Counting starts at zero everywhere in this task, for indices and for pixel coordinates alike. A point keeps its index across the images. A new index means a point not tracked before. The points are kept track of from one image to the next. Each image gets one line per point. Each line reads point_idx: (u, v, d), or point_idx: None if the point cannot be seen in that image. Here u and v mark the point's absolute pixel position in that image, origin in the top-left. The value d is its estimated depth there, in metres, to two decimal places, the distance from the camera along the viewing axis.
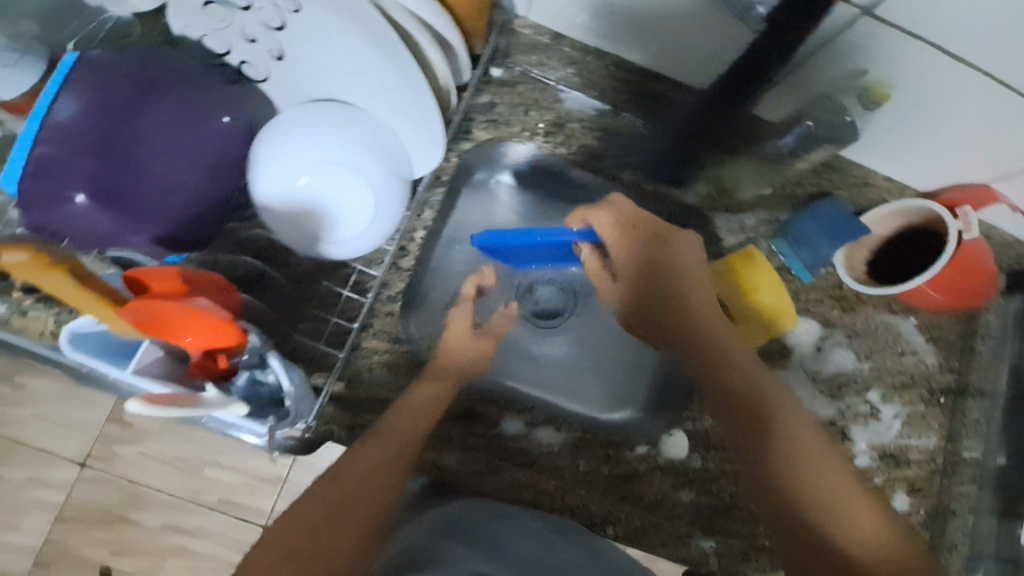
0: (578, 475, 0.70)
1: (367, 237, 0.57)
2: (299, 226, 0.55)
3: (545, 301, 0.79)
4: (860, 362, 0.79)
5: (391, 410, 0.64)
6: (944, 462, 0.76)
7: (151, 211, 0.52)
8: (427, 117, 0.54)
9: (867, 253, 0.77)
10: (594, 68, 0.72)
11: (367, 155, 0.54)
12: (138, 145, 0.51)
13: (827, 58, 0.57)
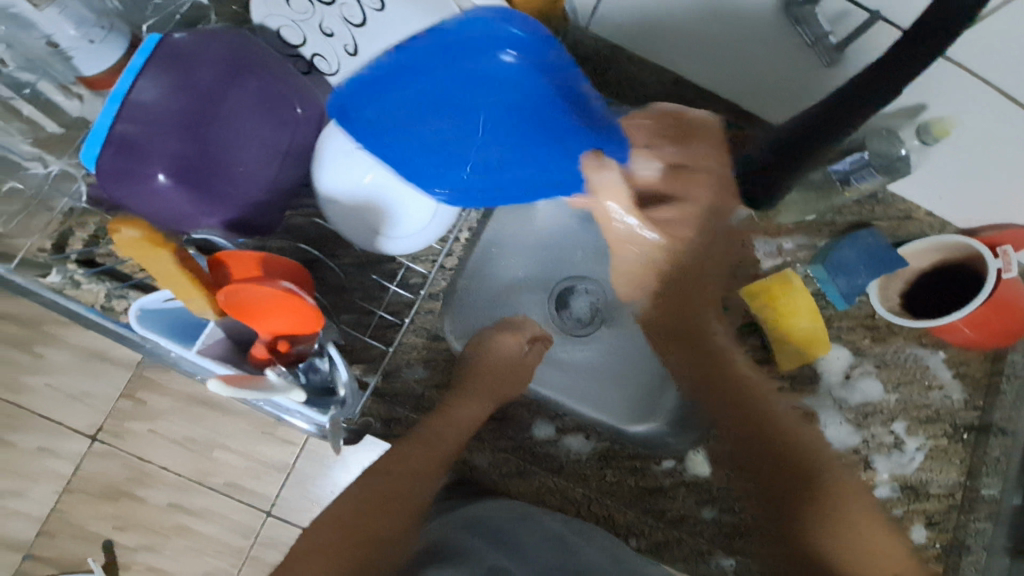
0: (606, 484, 0.70)
1: (423, 234, 0.60)
2: (361, 219, 0.58)
3: (580, 309, 0.82)
4: (887, 393, 0.79)
5: None
6: (963, 498, 0.78)
7: (222, 193, 0.54)
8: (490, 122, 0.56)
9: (903, 285, 0.79)
10: (650, 84, 0.71)
11: (429, 157, 0.57)
12: (213, 128, 0.53)
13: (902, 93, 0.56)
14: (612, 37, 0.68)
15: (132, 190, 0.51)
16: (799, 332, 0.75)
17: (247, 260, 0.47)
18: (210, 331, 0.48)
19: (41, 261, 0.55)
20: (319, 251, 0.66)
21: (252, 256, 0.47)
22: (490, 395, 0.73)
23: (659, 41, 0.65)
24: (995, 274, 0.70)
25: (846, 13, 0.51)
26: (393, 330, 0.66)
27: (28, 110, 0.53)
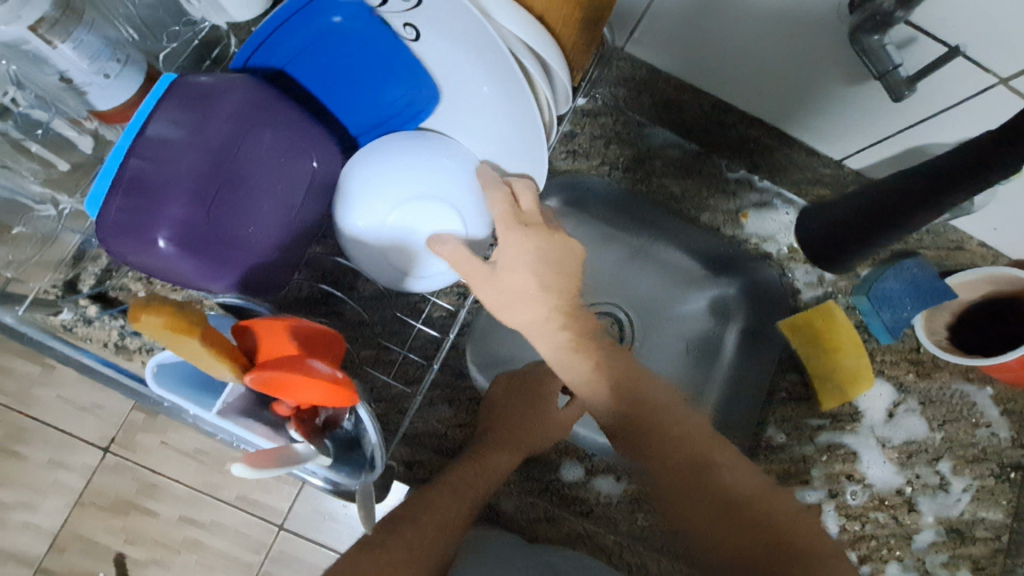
0: (639, 528, 0.67)
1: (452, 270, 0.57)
2: (387, 258, 0.55)
3: None
4: (932, 431, 0.75)
5: (463, 458, 0.61)
6: (1010, 541, 0.74)
7: (235, 254, 0.49)
8: (521, 148, 0.55)
9: (951, 318, 0.74)
10: (690, 105, 0.73)
11: (458, 187, 0.54)
12: (234, 183, 0.48)
13: (951, 118, 0.55)
14: (663, 64, 0.69)
15: (132, 248, 0.45)
16: (840, 367, 0.73)
17: (273, 327, 0.43)
18: (232, 389, 0.43)
19: (53, 299, 0.53)
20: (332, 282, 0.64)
21: (280, 322, 0.43)
22: (522, 441, 0.64)
23: (706, 64, 0.66)
24: None
25: (914, 41, 0.49)
26: (417, 368, 0.63)
27: (38, 148, 0.49)
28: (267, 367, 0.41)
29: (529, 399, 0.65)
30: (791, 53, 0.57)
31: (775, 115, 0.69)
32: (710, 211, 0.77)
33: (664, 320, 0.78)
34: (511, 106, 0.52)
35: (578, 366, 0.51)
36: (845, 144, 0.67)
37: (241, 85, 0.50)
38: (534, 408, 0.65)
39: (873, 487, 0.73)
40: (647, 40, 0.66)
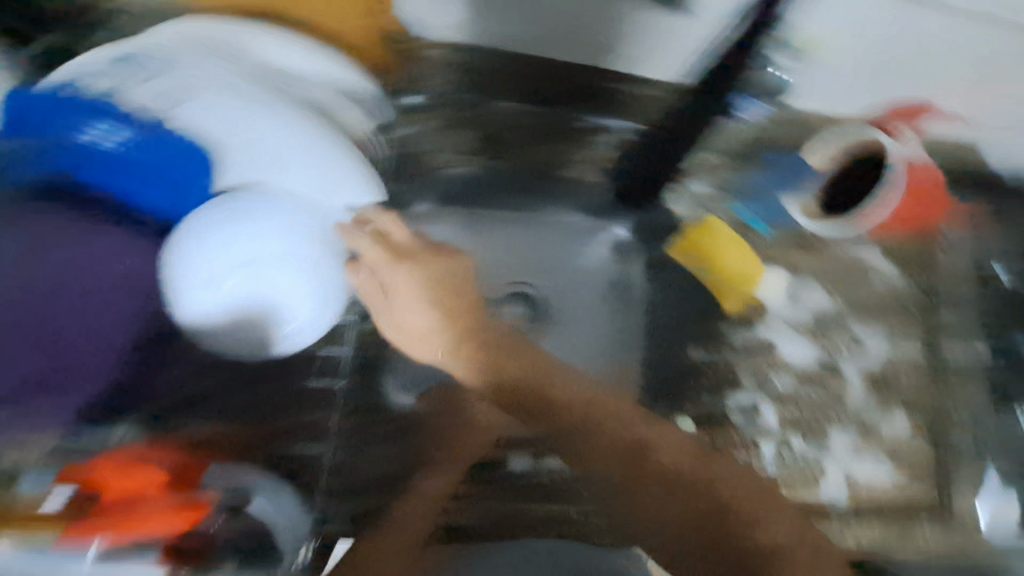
0: (599, 489, 0.70)
1: (317, 320, 0.59)
2: (241, 336, 0.56)
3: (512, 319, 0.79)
4: (832, 298, 0.80)
5: (400, 497, 0.67)
6: (937, 373, 0.78)
7: (34, 373, 0.49)
8: (342, 172, 0.61)
9: (825, 189, 0.76)
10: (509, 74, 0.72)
11: (293, 241, 0.57)
12: (41, 282, 0.49)
13: None
14: (483, 39, 0.69)
15: None
16: (730, 273, 0.79)
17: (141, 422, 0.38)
18: None
19: None
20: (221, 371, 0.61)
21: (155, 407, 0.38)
22: (449, 450, 0.70)
23: (517, 13, 0.67)
24: (896, 157, 0.70)
25: None
26: None
27: None
28: (111, 507, 0.50)
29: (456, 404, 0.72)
30: None
31: (598, 54, 0.70)
32: (574, 166, 0.79)
33: (572, 274, 0.82)
34: None
35: None
36: (670, 58, 0.69)
37: (16, 177, 0.51)
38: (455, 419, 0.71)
39: (795, 366, 0.77)
40: (451, 17, 0.67)
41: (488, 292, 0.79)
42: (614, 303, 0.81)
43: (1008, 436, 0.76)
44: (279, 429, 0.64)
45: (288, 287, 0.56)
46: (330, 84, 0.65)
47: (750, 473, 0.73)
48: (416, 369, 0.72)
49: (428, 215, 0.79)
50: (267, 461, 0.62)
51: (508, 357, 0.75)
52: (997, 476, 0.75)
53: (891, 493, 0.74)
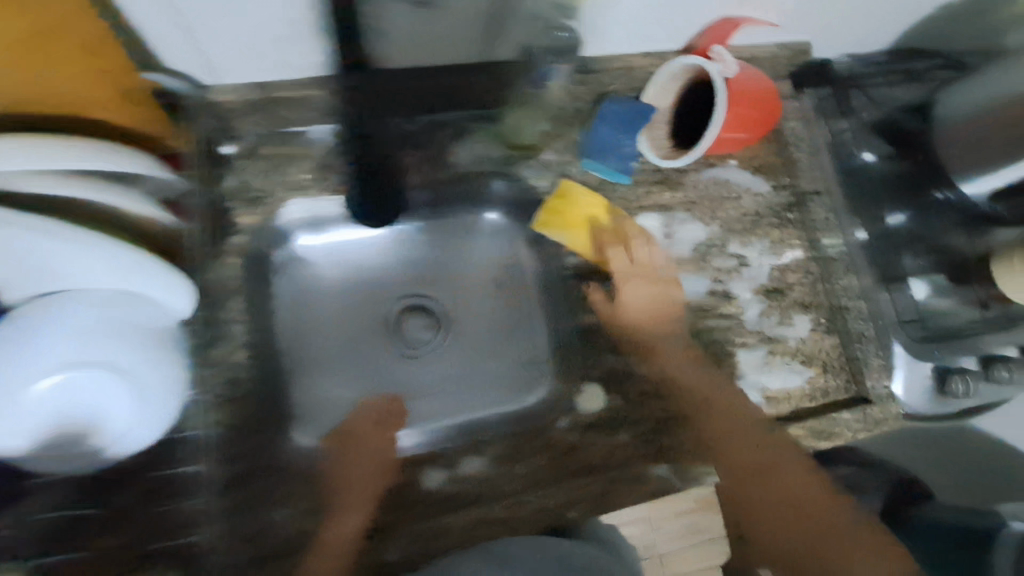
0: (521, 478, 0.67)
1: (145, 428, 0.52)
2: (61, 445, 0.50)
3: (416, 332, 0.82)
4: (709, 226, 0.80)
5: (311, 553, 0.60)
6: (819, 267, 0.82)
7: None
8: (152, 276, 0.50)
9: (668, 125, 0.78)
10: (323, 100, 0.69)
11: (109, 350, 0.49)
12: None
13: None
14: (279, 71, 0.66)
15: None
16: (607, 229, 0.78)
17: None
18: None
19: None
20: (88, 503, 0.52)
21: None
22: (357, 482, 0.68)
23: (291, 48, 0.63)
24: (720, 78, 0.69)
25: None
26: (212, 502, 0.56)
27: None
28: None
29: (363, 434, 0.74)
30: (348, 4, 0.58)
31: (399, 54, 0.68)
32: (416, 168, 0.74)
33: (452, 277, 0.85)
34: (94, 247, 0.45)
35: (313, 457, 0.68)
36: (468, 42, 0.68)
37: None
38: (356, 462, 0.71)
39: (689, 303, 0.77)
40: (228, 60, 0.62)
41: (378, 314, 0.82)
42: (504, 296, 0.84)
43: (898, 307, 0.80)
44: (148, 543, 0.53)
45: (116, 405, 0.50)
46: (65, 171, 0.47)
47: (670, 418, 0.73)
48: (327, 407, 0.76)
49: (290, 261, 0.77)
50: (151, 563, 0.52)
51: (395, 375, 0.80)
52: (902, 348, 0.78)
53: (813, 398, 0.76)
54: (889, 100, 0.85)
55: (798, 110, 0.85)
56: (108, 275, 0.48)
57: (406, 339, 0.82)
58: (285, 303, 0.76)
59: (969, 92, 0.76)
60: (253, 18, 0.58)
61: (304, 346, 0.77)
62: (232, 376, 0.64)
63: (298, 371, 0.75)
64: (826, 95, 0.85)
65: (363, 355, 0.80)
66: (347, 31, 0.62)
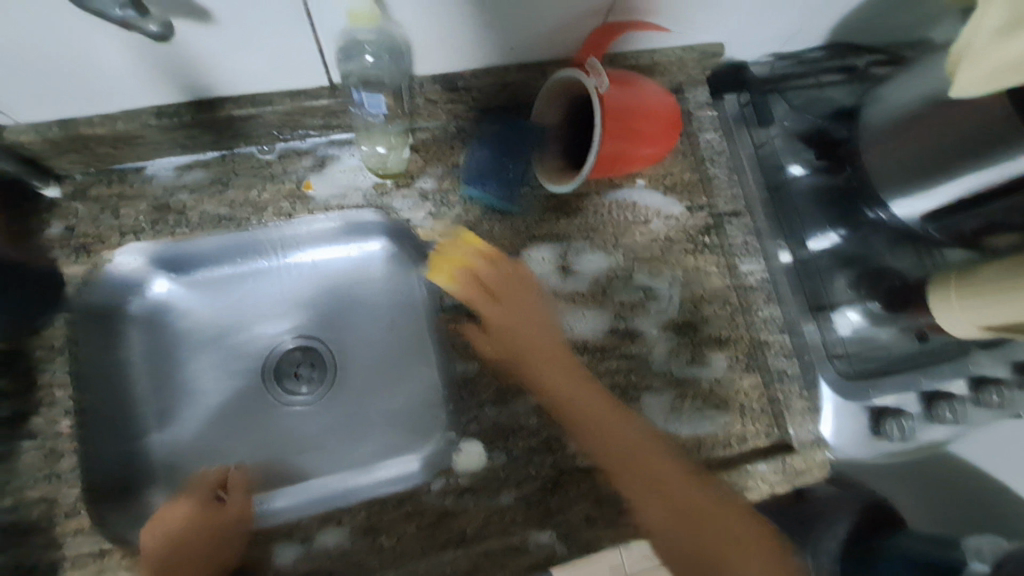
0: (384, 555, 0.59)
1: None
2: None
3: (304, 373, 0.76)
4: (611, 254, 0.72)
5: None
6: (739, 297, 0.72)
7: None
8: None
9: (559, 147, 0.71)
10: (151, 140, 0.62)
11: None
12: None
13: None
14: (84, 110, 0.57)
15: None
16: (496, 265, 0.69)
17: None
18: None
19: None
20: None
21: None
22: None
23: (78, 81, 0.53)
24: (595, 95, 0.61)
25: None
26: None
27: None
28: None
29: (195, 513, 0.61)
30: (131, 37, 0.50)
31: (219, 85, 0.58)
32: (271, 204, 0.66)
33: (344, 309, 0.78)
34: None
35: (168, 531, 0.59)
36: (300, 67, 0.58)
37: None
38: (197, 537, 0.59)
39: (589, 343, 0.70)
40: (10, 99, 0.53)
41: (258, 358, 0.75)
42: (397, 330, 0.77)
43: (826, 340, 0.72)
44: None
45: None
46: None
47: (562, 476, 0.65)
48: (192, 468, 0.68)
49: (152, 309, 0.70)
50: None
51: (275, 426, 0.73)
52: (830, 388, 0.70)
53: (727, 445, 0.68)
54: (814, 106, 0.77)
55: (717, 120, 0.76)
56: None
57: (290, 383, 0.75)
58: (145, 358, 0.69)
59: (889, 102, 0.67)
60: (4, 50, 0.48)
61: (169, 401, 0.70)
62: (53, 449, 0.57)
63: (160, 430, 0.68)
64: (746, 102, 0.77)
65: (238, 408, 0.73)
66: (139, 59, 0.53)
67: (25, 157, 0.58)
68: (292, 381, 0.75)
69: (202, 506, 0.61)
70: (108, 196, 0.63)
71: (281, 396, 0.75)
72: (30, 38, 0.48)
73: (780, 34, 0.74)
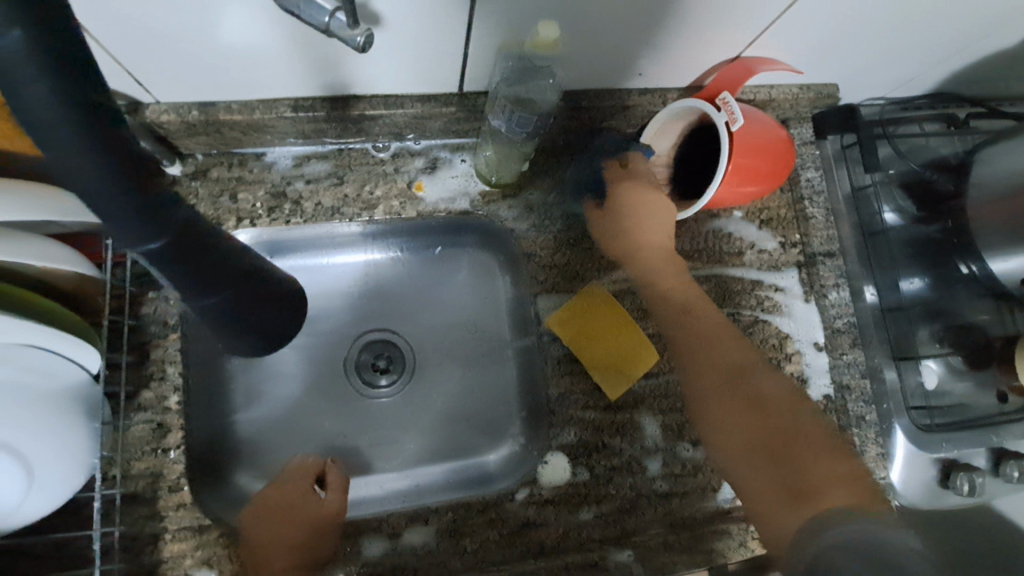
0: (467, 558, 0.61)
1: (48, 494, 0.44)
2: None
3: (386, 362, 0.73)
4: (706, 282, 0.73)
5: None
6: (826, 339, 0.74)
7: None
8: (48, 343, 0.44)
9: (668, 170, 0.73)
10: (279, 131, 0.62)
11: (41, 426, 0.44)
12: None
13: (484, 16, 0.50)
14: (226, 98, 0.58)
15: None
16: (591, 283, 0.71)
17: None
18: None
19: None
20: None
21: None
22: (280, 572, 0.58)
23: (230, 72, 0.54)
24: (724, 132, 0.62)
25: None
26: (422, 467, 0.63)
27: None
28: None
29: (292, 503, 0.63)
30: (298, 40, 0.51)
31: (361, 83, 0.58)
32: (383, 201, 0.67)
33: (430, 302, 0.75)
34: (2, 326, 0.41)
35: (259, 515, 0.62)
36: (446, 73, 0.59)
37: None
38: (286, 520, 0.62)
39: (676, 370, 0.70)
40: (159, 80, 0.53)
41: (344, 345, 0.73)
42: (483, 325, 0.74)
43: (906, 388, 0.73)
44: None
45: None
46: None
47: (640, 499, 0.66)
48: (275, 454, 0.68)
49: None
50: None
51: (357, 415, 0.71)
52: (903, 437, 0.71)
53: None
54: (917, 155, 0.76)
55: (817, 159, 0.77)
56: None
57: (372, 372, 0.73)
58: None
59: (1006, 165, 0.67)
60: (176, 40, 0.48)
61: (257, 382, 0.69)
62: (162, 423, 0.58)
63: (247, 408, 0.68)
64: (849, 143, 0.77)
65: (321, 398, 0.71)
66: (292, 58, 0.53)
67: (158, 134, 0.59)
68: (374, 370, 0.73)
69: (291, 502, 0.63)
70: (228, 179, 0.65)
71: (361, 386, 0.72)
72: (203, 31, 0.48)
73: (895, 80, 0.74)
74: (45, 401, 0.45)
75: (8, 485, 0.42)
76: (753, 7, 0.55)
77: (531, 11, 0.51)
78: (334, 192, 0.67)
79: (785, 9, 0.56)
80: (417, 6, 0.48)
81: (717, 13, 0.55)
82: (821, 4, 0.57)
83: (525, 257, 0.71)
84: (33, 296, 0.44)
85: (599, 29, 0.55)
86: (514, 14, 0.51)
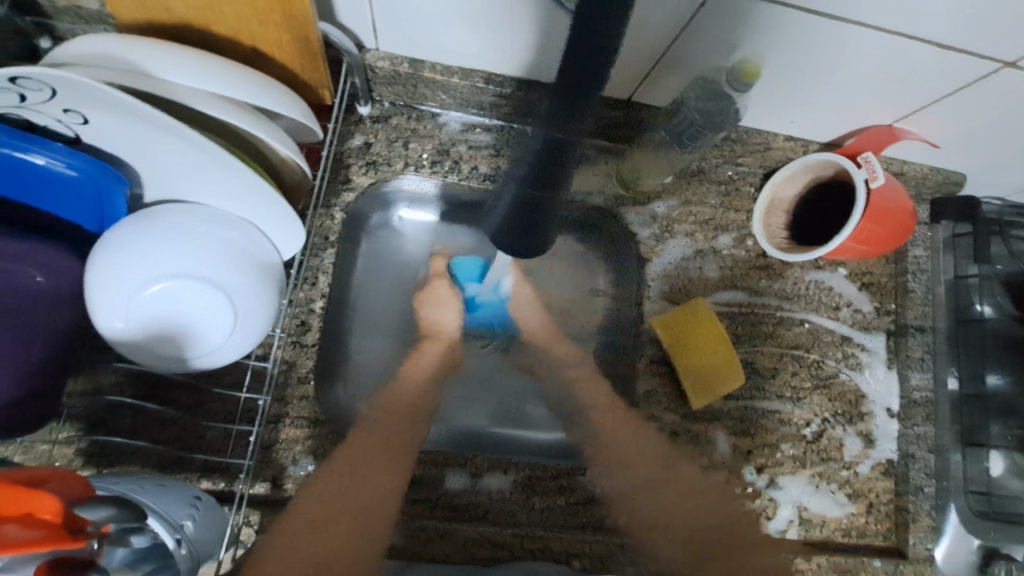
0: (534, 514, 0.67)
1: (240, 339, 0.52)
2: (196, 326, 0.50)
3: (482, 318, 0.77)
4: (800, 325, 0.78)
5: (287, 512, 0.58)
6: (902, 408, 0.78)
7: None
8: (280, 218, 0.52)
9: (787, 216, 0.77)
10: (463, 98, 0.70)
11: (251, 283, 0.51)
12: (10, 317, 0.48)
13: (692, 38, 0.57)
14: (434, 60, 0.65)
15: None
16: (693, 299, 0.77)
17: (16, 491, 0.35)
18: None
19: None
20: (150, 398, 0.60)
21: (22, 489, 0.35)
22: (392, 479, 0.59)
23: (450, 40, 0.61)
24: (862, 186, 0.67)
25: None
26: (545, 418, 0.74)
27: None
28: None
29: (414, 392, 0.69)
30: (526, 26, 0.58)
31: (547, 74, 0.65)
32: None
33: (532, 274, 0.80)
34: (248, 195, 0.50)
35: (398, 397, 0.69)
36: (625, 81, 0.66)
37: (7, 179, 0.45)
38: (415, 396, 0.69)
39: (756, 398, 0.74)
40: (388, 31, 0.60)
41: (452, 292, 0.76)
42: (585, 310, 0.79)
43: (968, 473, 0.75)
44: (189, 451, 0.59)
45: (213, 318, 0.50)
46: (252, 107, 0.49)
47: None
48: None
49: (378, 227, 0.75)
50: (200, 468, 0.59)
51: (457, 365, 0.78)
52: (957, 517, 0.74)
53: (848, 534, 0.72)
54: None
55: (928, 240, 0.81)
56: (231, 176, 0.47)
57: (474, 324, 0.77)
58: (369, 275, 0.74)
59: None
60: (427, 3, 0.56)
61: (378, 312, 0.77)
62: (305, 321, 0.67)
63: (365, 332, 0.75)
64: (962, 233, 0.79)
65: None
66: (509, 39, 0.60)
67: (366, 75, 0.67)
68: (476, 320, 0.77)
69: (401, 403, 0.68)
70: (406, 130, 0.73)
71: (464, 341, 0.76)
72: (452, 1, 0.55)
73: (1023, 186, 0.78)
74: (258, 267, 0.52)
75: (220, 317, 0.50)
76: (921, 83, 0.61)
77: (735, 41, 0.57)
78: (491, 163, 0.75)
79: (948, 92, 0.61)
80: (643, 15, 0.55)
81: (891, 82, 0.61)
82: (982, 95, 0.61)
83: (643, 262, 0.78)
84: (260, 173, 0.51)
85: (780, 71, 0.61)
86: (717, 42, 0.59)
